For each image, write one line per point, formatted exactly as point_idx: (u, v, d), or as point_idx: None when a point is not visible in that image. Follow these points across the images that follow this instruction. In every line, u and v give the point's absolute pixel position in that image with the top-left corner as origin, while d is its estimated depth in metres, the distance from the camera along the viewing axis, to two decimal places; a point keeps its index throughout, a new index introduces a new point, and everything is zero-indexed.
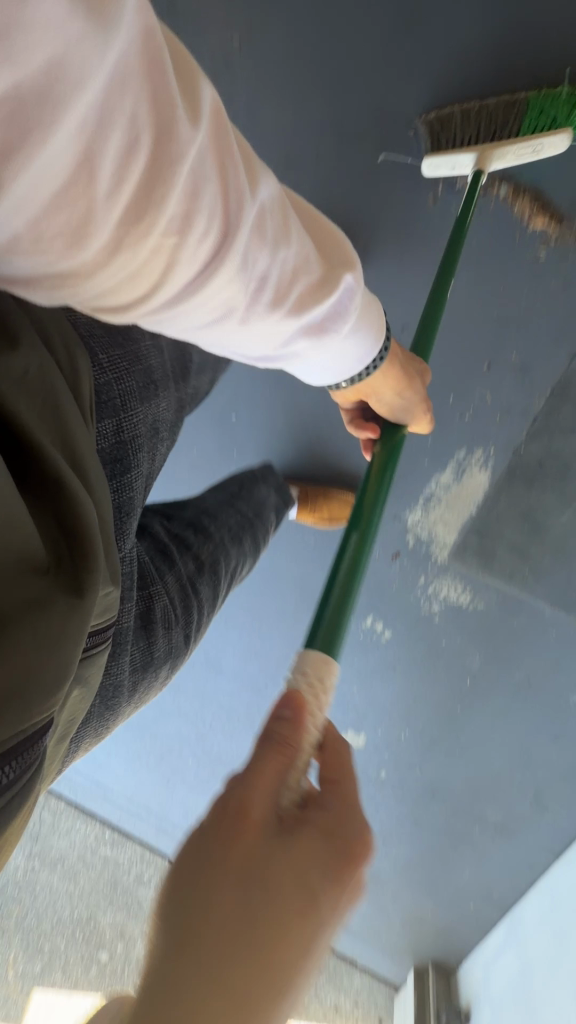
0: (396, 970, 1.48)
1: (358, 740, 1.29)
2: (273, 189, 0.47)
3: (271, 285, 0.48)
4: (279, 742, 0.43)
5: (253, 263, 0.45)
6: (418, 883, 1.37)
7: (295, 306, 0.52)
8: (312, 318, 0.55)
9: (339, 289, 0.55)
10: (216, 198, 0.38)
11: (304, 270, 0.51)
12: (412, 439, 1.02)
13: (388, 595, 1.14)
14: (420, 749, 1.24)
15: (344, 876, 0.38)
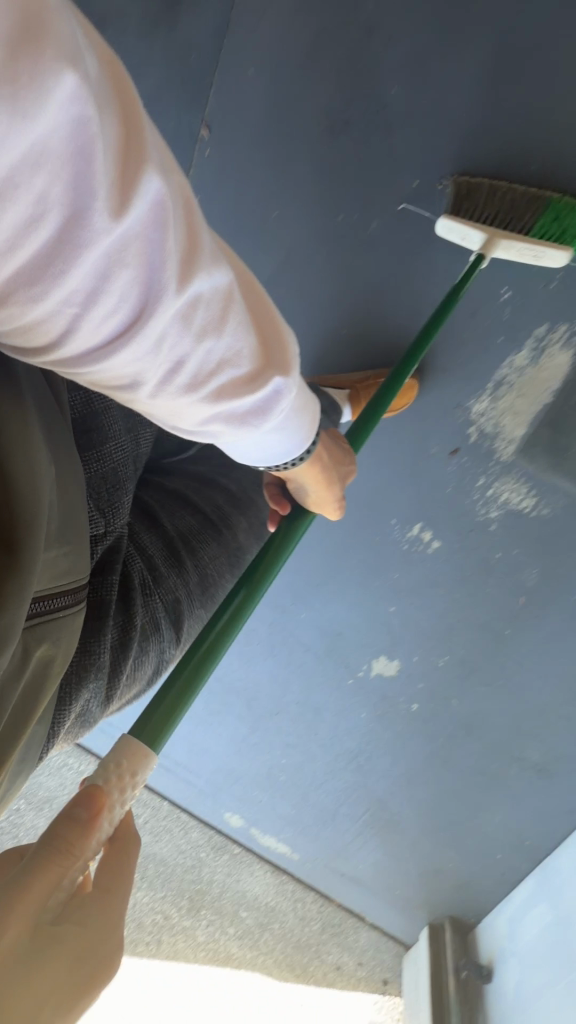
0: (407, 927, 1.38)
1: (390, 667, 1.18)
2: (221, 280, 0.42)
3: (188, 370, 0.43)
4: (63, 845, 0.42)
5: (167, 347, 0.40)
6: (439, 831, 1.27)
7: (215, 390, 0.46)
8: (237, 411, 0.49)
9: (270, 387, 0.50)
10: (134, 286, 0.35)
11: (233, 364, 0.46)
12: (487, 315, 0.92)
13: (441, 500, 1.03)
14: (458, 679, 1.14)
15: (78, 995, 0.40)
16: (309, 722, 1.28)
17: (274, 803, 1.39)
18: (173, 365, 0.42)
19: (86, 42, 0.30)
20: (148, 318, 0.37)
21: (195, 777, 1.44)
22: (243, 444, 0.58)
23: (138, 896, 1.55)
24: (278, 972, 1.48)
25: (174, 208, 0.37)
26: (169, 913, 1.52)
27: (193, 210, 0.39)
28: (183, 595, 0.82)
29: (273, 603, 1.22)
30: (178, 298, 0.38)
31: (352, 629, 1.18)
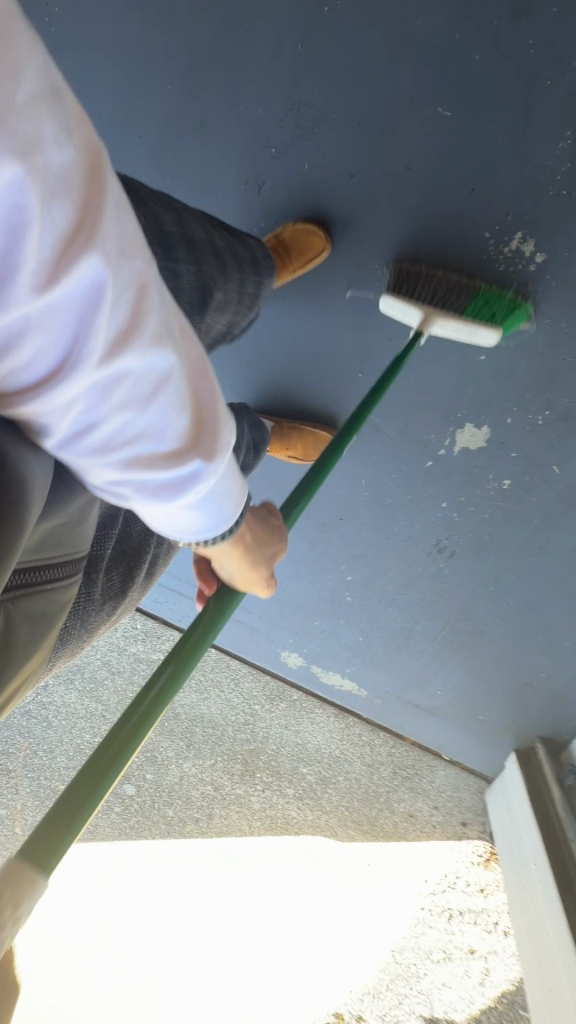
0: (491, 754, 1.27)
1: (478, 438, 1.01)
2: (162, 362, 0.35)
3: (96, 441, 0.35)
4: None
5: (64, 409, 0.33)
6: (532, 637, 1.13)
7: (126, 467, 0.37)
8: (159, 497, 0.41)
9: (197, 476, 0.41)
10: (42, 347, 0.29)
11: (157, 446, 0.38)
12: None
13: (548, 194, 0.84)
14: (560, 439, 0.97)
15: None
16: (380, 524, 1.12)
17: (338, 632, 1.25)
18: (82, 431, 0.35)
19: (51, 118, 0.26)
20: (52, 384, 0.31)
21: (247, 613, 1.31)
22: (160, 532, 0.46)
23: (185, 768, 1.39)
24: (343, 834, 1.34)
25: (120, 284, 0.31)
26: (221, 782, 1.39)
27: (145, 289, 0.33)
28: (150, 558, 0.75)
29: (334, 377, 1.06)
30: (99, 372, 0.32)
31: (432, 395, 1.01)
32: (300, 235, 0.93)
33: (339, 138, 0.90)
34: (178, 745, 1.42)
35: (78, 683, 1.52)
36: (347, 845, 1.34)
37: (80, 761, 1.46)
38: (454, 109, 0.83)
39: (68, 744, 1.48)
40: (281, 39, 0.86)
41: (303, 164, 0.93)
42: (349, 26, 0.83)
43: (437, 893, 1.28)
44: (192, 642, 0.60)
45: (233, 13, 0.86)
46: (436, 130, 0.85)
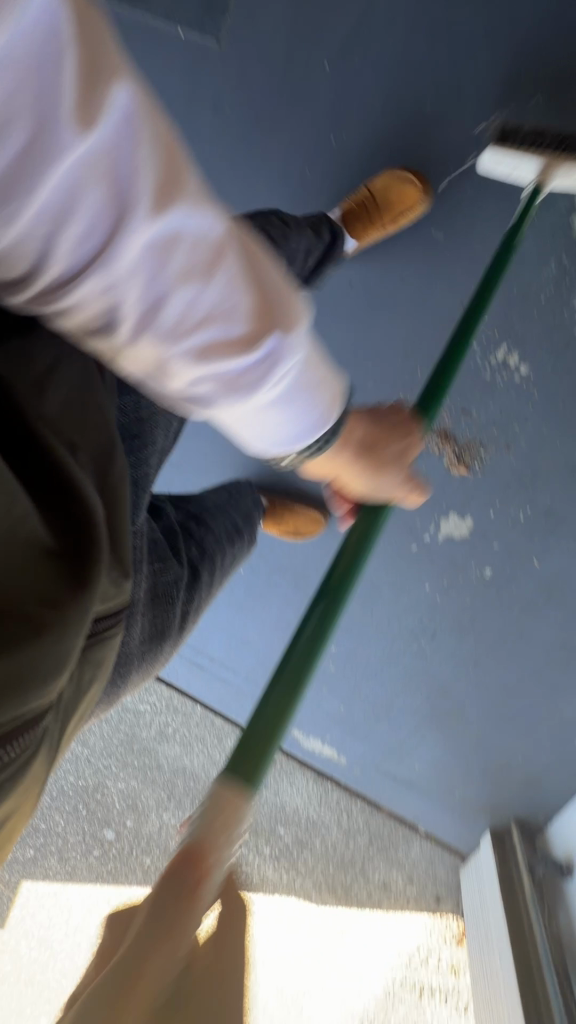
0: (467, 832, 1.27)
1: (462, 528, 1.05)
2: (211, 221, 0.35)
3: (169, 320, 0.35)
4: (161, 925, 0.36)
5: (140, 282, 0.33)
6: (509, 719, 1.15)
7: (205, 352, 0.37)
8: (239, 384, 0.40)
9: (276, 353, 0.40)
10: (98, 201, 0.30)
11: (227, 322, 0.37)
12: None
13: (533, 312, 0.90)
14: (541, 534, 1.00)
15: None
16: (365, 598, 1.16)
17: (321, 698, 1.27)
18: (152, 310, 0.34)
19: None
20: (111, 241, 0.31)
21: (233, 675, 1.33)
22: (247, 429, 0.45)
23: (165, 818, 1.43)
24: (318, 897, 1.33)
25: (150, 129, 0.31)
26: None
27: (175, 147, 0.33)
28: (183, 607, 0.78)
29: None
30: (153, 224, 0.32)
31: (418, 488, 1.05)
32: (394, 188, 0.87)
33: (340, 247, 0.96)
34: (159, 795, 1.45)
35: None
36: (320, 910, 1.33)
37: (64, 800, 1.47)
38: (444, 231, 0.91)
39: (53, 784, 1.48)
40: (292, 157, 0.94)
41: None
42: (355, 155, 0.91)
43: (408, 966, 1.27)
44: (336, 579, 0.64)
45: (250, 135, 0.94)
46: (429, 248, 0.92)
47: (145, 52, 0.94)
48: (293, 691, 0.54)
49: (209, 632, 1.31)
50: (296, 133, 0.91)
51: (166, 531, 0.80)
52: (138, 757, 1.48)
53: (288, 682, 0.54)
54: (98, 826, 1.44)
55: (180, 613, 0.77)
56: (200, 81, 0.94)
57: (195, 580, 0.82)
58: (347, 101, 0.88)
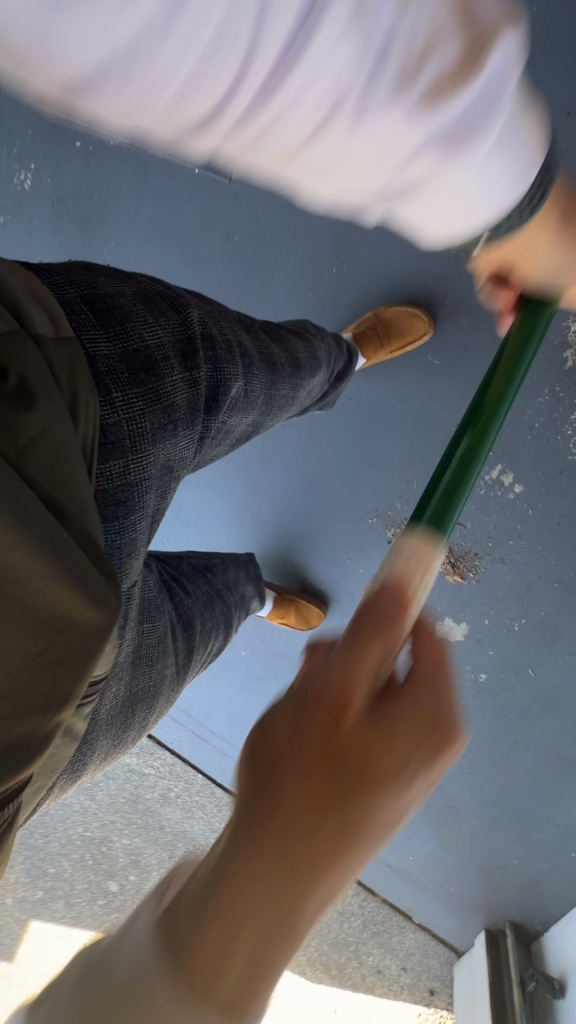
0: (461, 929, 1.25)
1: (457, 632, 1.05)
2: None
3: (390, 68, 0.36)
4: (371, 625, 0.38)
5: (370, 17, 0.34)
6: (504, 822, 1.13)
7: (430, 94, 0.37)
8: (453, 133, 0.39)
9: (494, 66, 0.37)
10: None
11: (448, 43, 0.36)
12: None
13: (527, 438, 0.92)
14: (536, 646, 1.01)
15: (433, 756, 0.34)
16: None
17: None
18: (382, 47, 0.35)
19: None
20: None
21: (233, 748, 1.36)
22: (463, 216, 0.45)
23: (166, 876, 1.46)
24: (310, 973, 1.31)
25: None
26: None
27: None
28: (156, 679, 0.70)
29: (326, 553, 1.14)
30: None
31: None
32: (401, 320, 0.90)
33: None
34: (162, 854, 1.48)
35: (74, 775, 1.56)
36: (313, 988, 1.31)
37: (71, 849, 1.49)
38: (440, 358, 0.94)
39: (62, 831, 1.51)
40: (297, 278, 0.98)
41: None
42: (356, 284, 0.96)
43: None
44: (492, 398, 0.60)
45: (256, 261, 1.00)
46: (425, 372, 0.95)
47: (163, 187, 1.02)
48: (465, 475, 0.55)
49: (211, 705, 1.35)
50: (301, 264, 0.97)
51: (156, 591, 0.72)
52: (142, 816, 1.51)
53: (465, 468, 0.56)
54: (103, 875, 1.47)
55: (151, 687, 0.68)
56: (214, 211, 1.00)
57: (173, 648, 0.73)
58: (347, 237, 0.93)
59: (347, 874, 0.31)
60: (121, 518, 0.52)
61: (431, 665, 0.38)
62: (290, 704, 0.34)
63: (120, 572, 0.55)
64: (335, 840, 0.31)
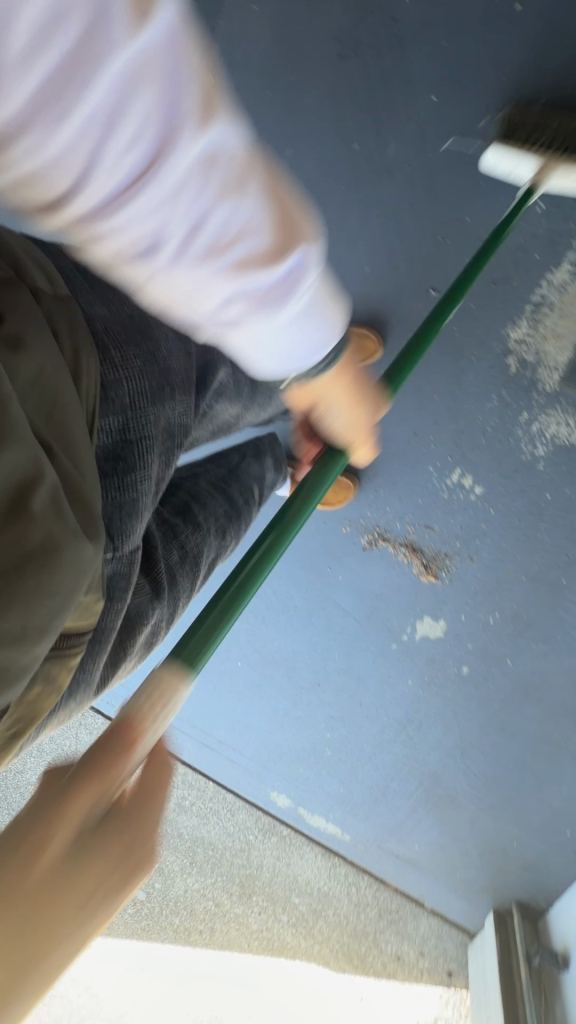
0: (470, 910, 1.30)
1: (436, 629, 1.10)
2: (231, 142, 0.37)
3: (201, 241, 0.38)
4: (96, 762, 0.35)
5: (186, 199, 0.36)
6: (500, 806, 1.18)
7: (234, 272, 0.40)
8: (253, 279, 0.41)
9: (290, 259, 0.42)
10: (153, 122, 0.32)
11: (254, 237, 0.40)
12: (515, 241, 0.86)
13: (481, 441, 0.96)
14: (512, 636, 1.05)
15: (130, 885, 0.35)
16: (353, 691, 1.22)
17: (321, 782, 1.34)
18: (193, 222, 0.37)
19: None
20: (161, 163, 0.34)
21: (239, 756, 1.41)
22: (261, 352, 0.48)
23: (189, 882, 1.44)
24: (335, 963, 1.36)
25: (192, 61, 0.34)
26: (221, 900, 1.43)
27: (214, 86, 0.35)
28: (153, 623, 0.63)
29: (309, 568, 1.17)
30: (200, 139, 0.35)
31: (393, 594, 1.11)
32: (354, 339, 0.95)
33: None
34: (183, 861, 1.45)
35: None
36: (338, 977, 1.35)
37: None
38: None
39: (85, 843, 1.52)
40: None
41: None
42: None
43: None
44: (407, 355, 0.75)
45: None
46: None
47: None
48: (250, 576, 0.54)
49: (214, 716, 1.40)
50: None
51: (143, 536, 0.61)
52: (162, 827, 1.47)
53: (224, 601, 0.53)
54: None
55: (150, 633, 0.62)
56: None
57: (175, 591, 0.65)
58: None
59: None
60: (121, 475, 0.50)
61: (139, 812, 0.37)
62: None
63: (122, 533, 0.51)
64: None
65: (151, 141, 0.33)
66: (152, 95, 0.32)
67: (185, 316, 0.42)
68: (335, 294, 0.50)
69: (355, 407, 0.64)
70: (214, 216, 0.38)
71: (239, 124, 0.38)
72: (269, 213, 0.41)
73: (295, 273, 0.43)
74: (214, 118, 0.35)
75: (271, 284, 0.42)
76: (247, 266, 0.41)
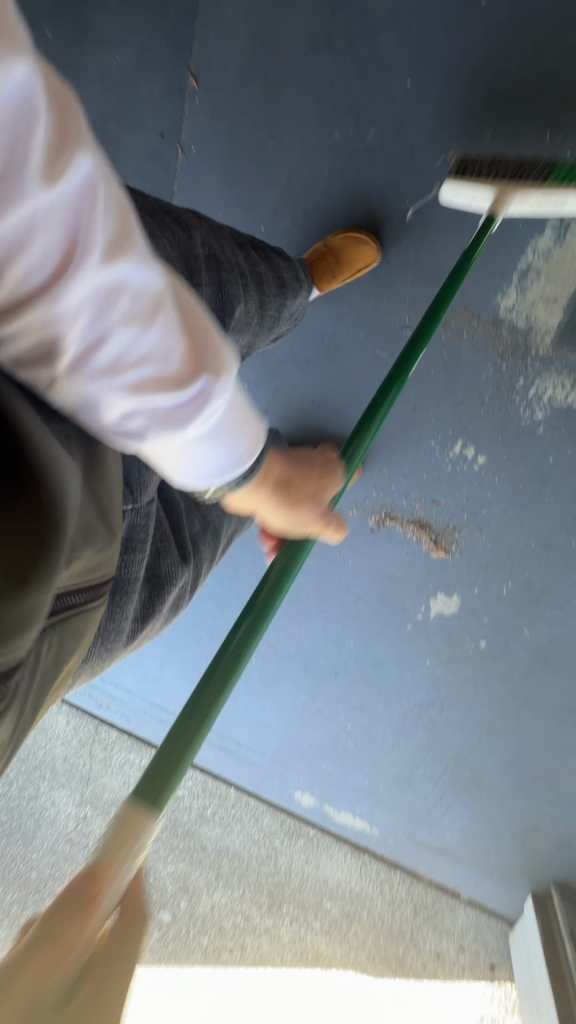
0: (506, 894, 1.28)
1: (450, 605, 1.10)
2: (143, 274, 0.38)
3: (104, 358, 0.38)
4: (57, 932, 0.37)
5: (82, 321, 0.36)
6: (530, 781, 1.16)
7: (134, 390, 0.40)
8: (157, 401, 0.41)
9: (198, 385, 0.42)
10: (56, 245, 0.34)
11: (162, 361, 0.40)
12: (499, 208, 0.88)
13: (480, 411, 0.98)
14: (527, 604, 1.05)
15: None
16: (371, 678, 1.21)
17: (345, 776, 1.31)
18: (90, 341, 0.37)
19: (52, 107, 0.32)
20: (60, 280, 0.34)
21: (259, 758, 1.39)
22: (173, 466, 0.46)
23: (216, 897, 1.39)
24: (373, 970, 1.31)
25: (102, 203, 0.35)
26: (250, 913, 1.37)
27: (128, 224, 0.37)
28: (177, 590, 0.73)
29: (318, 555, 1.17)
30: (99, 271, 0.35)
31: (404, 575, 1.11)
32: (350, 244, 0.91)
33: (298, 373, 1.07)
34: (209, 875, 1.41)
35: (100, 813, 1.50)
36: (378, 983, 1.30)
37: None
38: (388, 350, 1.00)
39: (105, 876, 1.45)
40: None
41: (274, 389, 1.10)
42: None
43: None
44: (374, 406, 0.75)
45: None
46: (377, 367, 1.01)
47: None
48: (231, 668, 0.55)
49: (231, 718, 1.38)
50: None
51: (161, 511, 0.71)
52: (183, 845, 1.44)
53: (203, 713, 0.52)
54: (155, 908, 1.40)
55: (179, 590, 0.73)
56: None
57: (198, 556, 0.77)
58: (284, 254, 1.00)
59: None
60: None
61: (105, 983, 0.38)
62: None
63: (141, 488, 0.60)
64: None
65: (43, 261, 0.33)
66: (54, 239, 0.33)
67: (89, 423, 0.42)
68: (254, 415, 0.50)
69: (295, 509, 0.61)
70: (116, 339, 0.38)
71: (157, 262, 0.40)
72: (183, 342, 0.41)
73: (202, 399, 0.42)
74: (123, 255, 0.36)
75: (176, 406, 0.41)
76: (147, 389, 0.40)
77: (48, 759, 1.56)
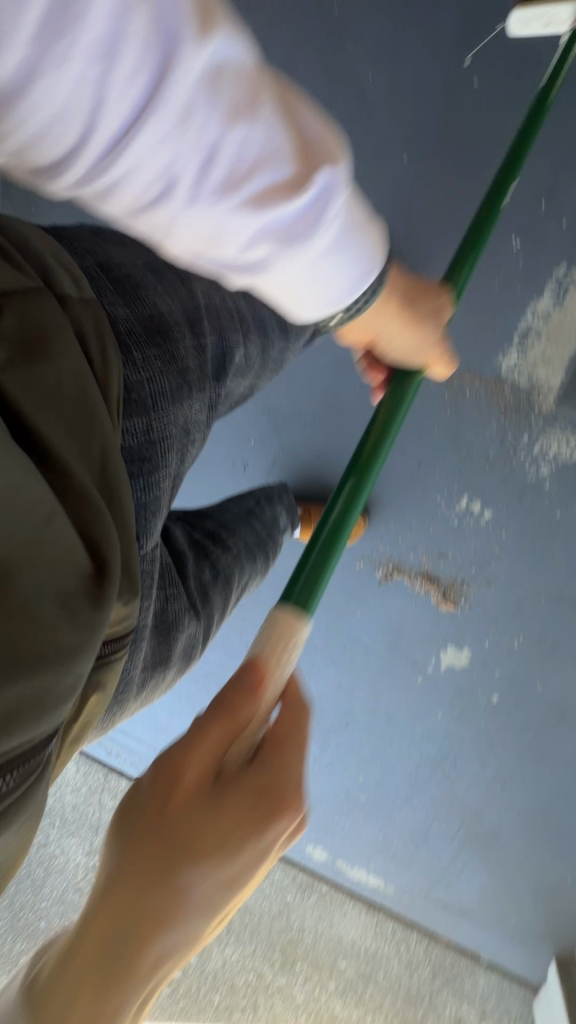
0: (529, 958, 1.22)
1: (461, 658, 1.09)
2: (235, 56, 0.37)
3: (218, 172, 0.39)
4: (230, 704, 0.45)
5: (197, 127, 0.37)
6: (549, 839, 1.13)
7: (254, 203, 0.41)
8: (276, 215, 0.42)
9: (317, 185, 0.43)
10: (153, 39, 0.33)
11: (274, 165, 0.41)
12: (497, 272, 0.90)
13: (485, 466, 0.98)
14: (540, 659, 1.04)
15: (265, 829, 0.42)
16: (383, 730, 1.19)
17: (358, 830, 1.28)
18: (206, 154, 0.38)
19: None
20: (167, 79, 0.34)
21: None
22: (298, 291, 0.48)
23: (228, 952, 1.32)
24: None
25: None
26: (262, 971, 1.31)
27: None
28: (188, 644, 0.69)
29: (327, 606, 1.17)
30: (199, 56, 0.35)
31: (414, 627, 1.11)
32: None
33: (303, 429, 1.09)
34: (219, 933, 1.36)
35: None
36: None
37: None
38: None
39: None
40: None
41: (281, 445, 1.12)
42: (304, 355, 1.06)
43: None
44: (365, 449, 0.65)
45: None
46: None
47: None
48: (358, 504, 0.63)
49: None
50: None
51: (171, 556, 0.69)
52: None
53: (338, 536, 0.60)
54: None
55: (186, 643, 0.68)
56: None
57: (208, 606, 0.72)
58: None
59: (185, 927, 0.39)
60: (146, 475, 0.55)
61: (273, 757, 0.45)
62: (150, 788, 0.41)
63: (145, 535, 0.55)
64: (168, 908, 0.39)
65: (148, 64, 0.34)
66: (152, 25, 0.33)
67: (211, 261, 0.43)
68: (369, 218, 0.51)
69: (415, 325, 0.66)
70: (229, 146, 0.38)
71: (245, 38, 0.39)
72: (289, 137, 0.41)
73: (323, 199, 0.43)
74: (217, 32, 0.36)
75: (298, 214, 0.43)
76: (270, 201, 0.41)
77: (57, 807, 1.54)
